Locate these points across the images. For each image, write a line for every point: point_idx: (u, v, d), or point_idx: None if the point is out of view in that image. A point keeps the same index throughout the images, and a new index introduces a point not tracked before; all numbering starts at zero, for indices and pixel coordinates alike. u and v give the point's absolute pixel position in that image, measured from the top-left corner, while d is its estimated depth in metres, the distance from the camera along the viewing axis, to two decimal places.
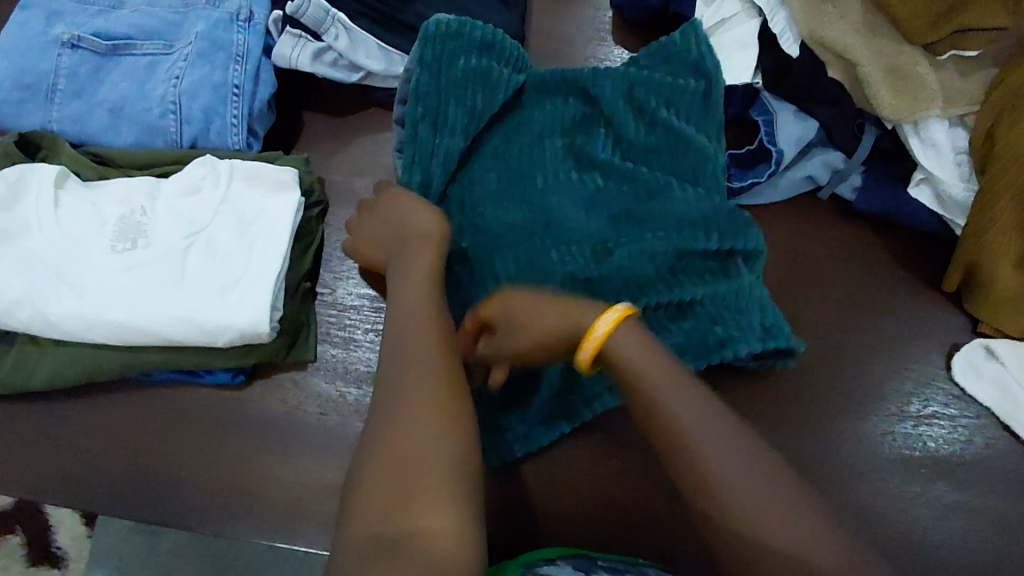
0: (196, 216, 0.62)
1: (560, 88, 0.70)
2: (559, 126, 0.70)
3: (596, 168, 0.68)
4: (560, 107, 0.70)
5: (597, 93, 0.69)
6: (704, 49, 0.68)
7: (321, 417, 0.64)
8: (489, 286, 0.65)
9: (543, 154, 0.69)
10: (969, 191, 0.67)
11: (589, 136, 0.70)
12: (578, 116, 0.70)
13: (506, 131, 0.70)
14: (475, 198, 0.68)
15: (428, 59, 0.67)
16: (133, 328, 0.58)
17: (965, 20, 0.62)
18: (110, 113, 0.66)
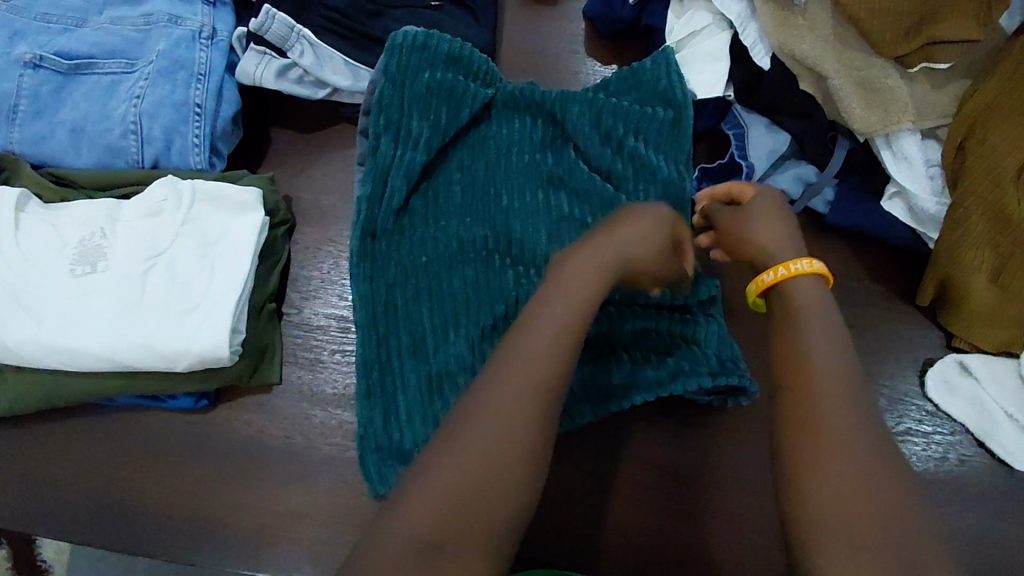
0: (157, 238, 0.62)
1: (529, 109, 0.70)
2: (526, 145, 0.70)
3: (561, 192, 0.68)
4: (527, 126, 0.70)
5: (564, 117, 0.68)
6: (675, 78, 0.67)
7: (286, 441, 0.63)
8: (448, 304, 0.65)
9: (508, 175, 0.69)
10: (941, 205, 0.65)
11: (556, 158, 0.69)
12: (545, 136, 0.70)
13: (471, 146, 0.70)
14: (437, 210, 0.68)
15: (393, 70, 0.66)
16: (92, 353, 0.57)
17: (934, 33, 0.62)
18: (71, 134, 0.65)
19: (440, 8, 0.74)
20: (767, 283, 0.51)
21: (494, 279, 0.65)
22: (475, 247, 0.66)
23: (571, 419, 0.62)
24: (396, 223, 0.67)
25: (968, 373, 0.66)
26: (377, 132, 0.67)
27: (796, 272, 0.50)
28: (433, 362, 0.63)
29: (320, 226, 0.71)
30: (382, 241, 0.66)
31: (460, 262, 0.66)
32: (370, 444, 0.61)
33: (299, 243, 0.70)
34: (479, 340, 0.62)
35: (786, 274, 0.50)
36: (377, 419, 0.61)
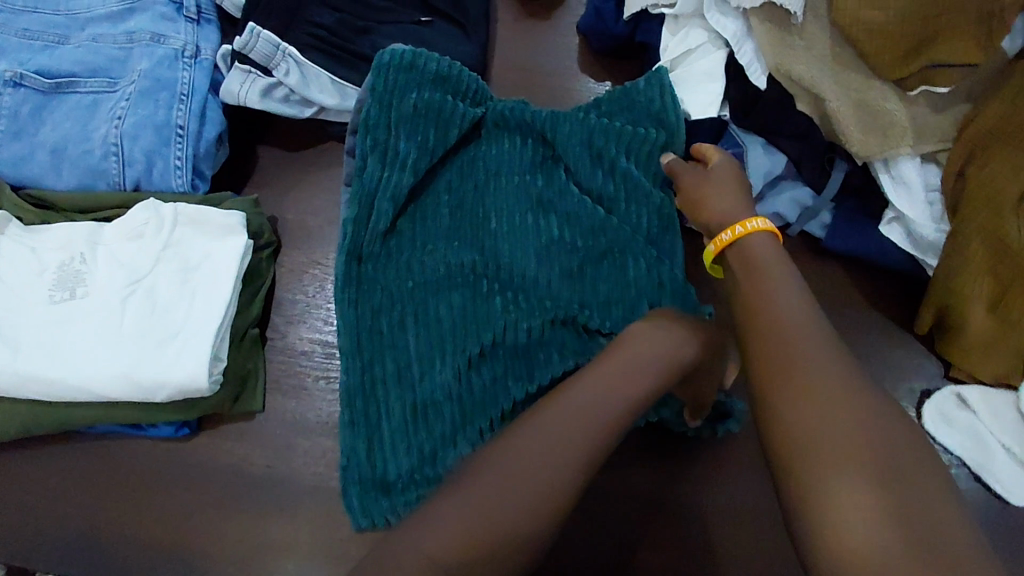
0: (137, 264, 0.61)
1: (519, 129, 0.68)
2: (518, 165, 0.68)
3: (551, 214, 0.66)
4: (518, 147, 0.68)
5: (554, 137, 0.67)
6: (670, 99, 0.65)
7: (269, 470, 0.62)
8: (433, 330, 0.63)
9: (498, 196, 0.67)
10: (940, 232, 0.64)
11: (547, 180, 0.68)
12: (536, 157, 0.68)
13: (460, 166, 0.69)
14: (424, 233, 0.66)
15: (380, 90, 0.65)
16: (69, 384, 0.56)
17: (933, 55, 0.60)
18: (51, 154, 0.64)
19: (429, 24, 0.73)
20: (725, 242, 0.52)
21: (482, 306, 0.63)
22: (461, 272, 0.64)
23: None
24: (382, 247, 0.66)
25: (966, 405, 0.65)
26: (364, 153, 0.66)
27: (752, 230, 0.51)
28: (419, 391, 0.61)
29: (306, 248, 0.69)
30: (369, 264, 0.65)
31: (447, 288, 0.64)
32: (353, 476, 0.60)
33: (285, 265, 0.69)
34: (464, 367, 0.61)
35: (742, 233, 0.51)
36: (361, 450, 0.60)
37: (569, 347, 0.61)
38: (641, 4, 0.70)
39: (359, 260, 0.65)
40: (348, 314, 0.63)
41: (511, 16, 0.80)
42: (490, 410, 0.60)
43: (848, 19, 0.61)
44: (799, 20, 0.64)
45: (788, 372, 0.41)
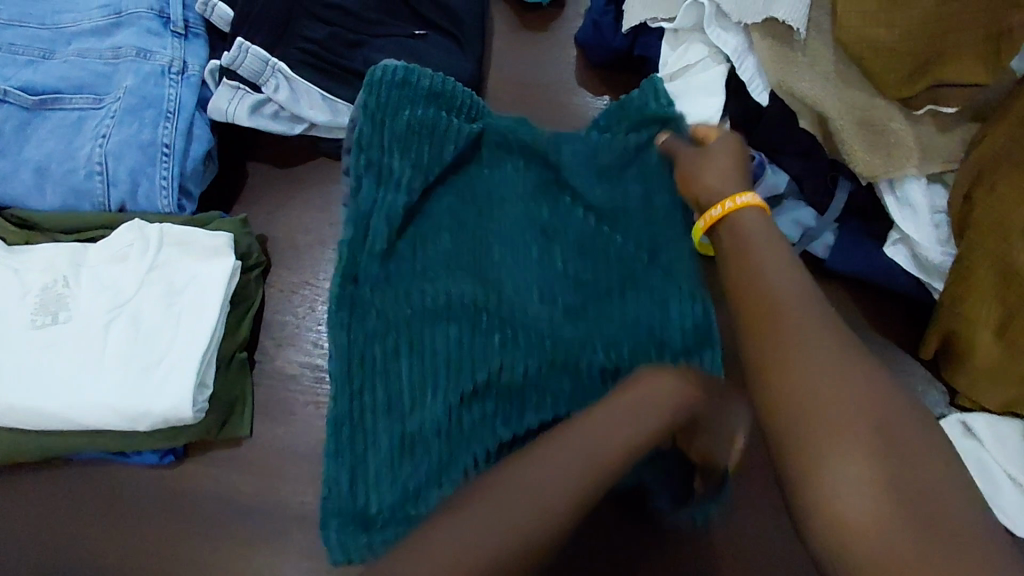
0: (122, 288, 0.59)
1: (521, 150, 0.67)
2: (525, 191, 0.66)
3: (553, 241, 0.64)
4: (524, 172, 0.67)
5: (557, 159, 0.66)
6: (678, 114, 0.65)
7: (257, 498, 0.61)
8: (426, 363, 0.60)
9: (500, 222, 0.65)
10: (947, 255, 0.62)
11: (550, 203, 0.66)
12: (542, 182, 0.66)
13: (464, 189, 0.67)
14: (424, 259, 0.64)
15: (372, 108, 0.63)
16: (51, 413, 0.55)
17: (938, 76, 0.59)
18: (34, 173, 0.62)
19: (424, 37, 0.71)
20: (714, 217, 0.49)
21: (479, 339, 0.60)
22: (460, 299, 0.61)
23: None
24: (382, 270, 0.63)
25: (971, 434, 0.62)
26: (359, 173, 0.64)
27: (743, 205, 0.48)
28: (407, 423, 0.59)
29: (296, 269, 0.68)
30: (365, 286, 0.62)
31: (443, 318, 0.61)
32: (332, 507, 0.58)
33: (274, 286, 0.67)
34: (454, 402, 0.58)
35: (732, 208, 0.48)
36: (343, 480, 0.58)
37: (568, 390, 0.59)
38: (640, 17, 0.68)
39: (353, 285, 0.62)
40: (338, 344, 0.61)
41: (508, 27, 0.78)
42: (477, 450, 0.58)
43: (853, 37, 0.59)
44: (802, 35, 0.63)
45: (772, 342, 0.39)
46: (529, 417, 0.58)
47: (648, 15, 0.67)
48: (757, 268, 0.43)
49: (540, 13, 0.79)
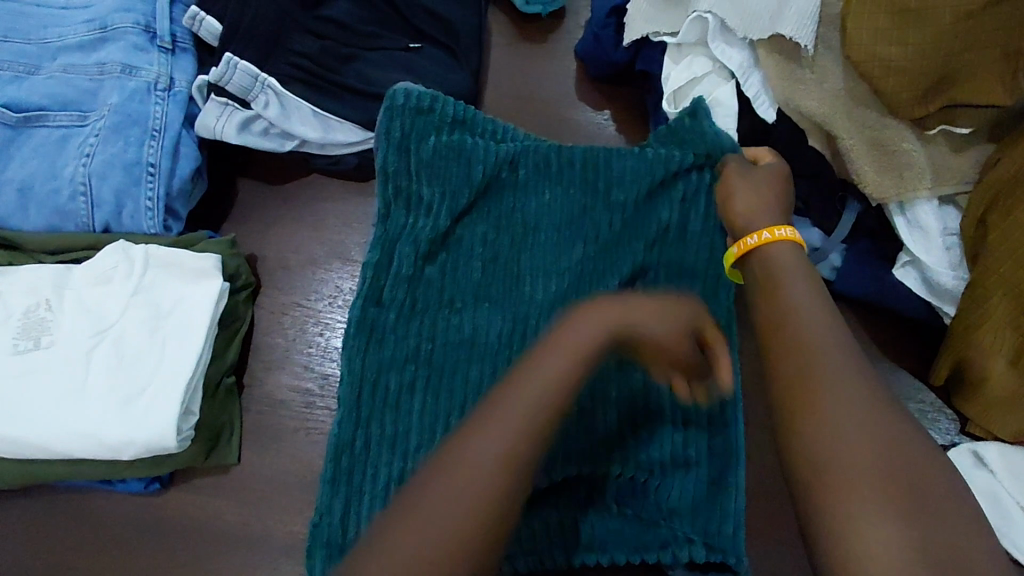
0: (106, 311, 0.58)
1: (557, 172, 0.62)
2: (562, 218, 0.61)
3: (587, 270, 0.59)
4: (561, 197, 0.61)
5: (599, 179, 0.61)
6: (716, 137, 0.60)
7: (244, 528, 0.59)
8: (443, 399, 0.56)
9: (534, 250, 0.60)
10: (958, 279, 0.60)
11: (585, 227, 0.60)
12: (580, 207, 0.61)
13: (496, 212, 0.61)
14: (453, 287, 0.59)
15: (395, 131, 0.61)
16: (32, 442, 0.54)
17: (954, 96, 0.57)
18: (18, 193, 0.61)
19: (419, 51, 0.69)
20: (751, 246, 0.47)
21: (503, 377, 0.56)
22: (483, 336, 0.58)
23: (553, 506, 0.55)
24: (407, 294, 0.59)
25: (982, 463, 0.59)
26: (386, 200, 0.61)
27: (781, 239, 0.46)
28: (411, 461, 0.55)
29: (287, 289, 0.66)
30: (388, 312, 0.58)
31: (468, 351, 0.57)
32: (321, 537, 0.54)
33: (265, 307, 0.65)
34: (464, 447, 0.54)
35: (771, 240, 0.46)
36: (336, 509, 0.54)
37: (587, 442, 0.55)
38: (642, 31, 0.66)
39: (375, 318, 0.58)
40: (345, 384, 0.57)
41: (505, 38, 0.76)
42: None
43: (862, 55, 0.57)
44: (809, 52, 0.60)
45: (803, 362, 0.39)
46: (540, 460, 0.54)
47: (649, 29, 0.65)
48: (797, 305, 0.41)
49: (539, 24, 0.77)
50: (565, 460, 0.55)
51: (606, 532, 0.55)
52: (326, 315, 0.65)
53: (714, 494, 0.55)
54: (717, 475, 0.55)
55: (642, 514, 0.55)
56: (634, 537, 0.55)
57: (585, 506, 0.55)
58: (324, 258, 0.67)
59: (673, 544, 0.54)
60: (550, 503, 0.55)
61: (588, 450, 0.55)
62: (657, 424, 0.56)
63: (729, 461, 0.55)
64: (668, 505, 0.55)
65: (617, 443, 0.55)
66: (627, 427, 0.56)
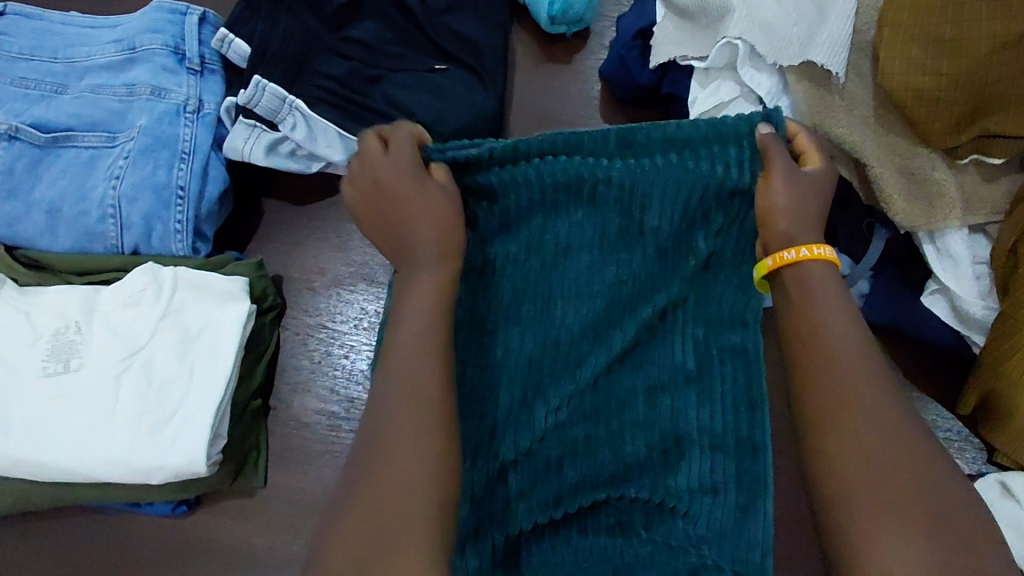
0: (135, 334, 0.58)
1: (590, 195, 0.52)
2: (596, 241, 0.53)
3: (617, 295, 0.53)
4: (597, 218, 0.52)
5: (639, 202, 0.51)
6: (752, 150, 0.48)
7: (268, 551, 0.59)
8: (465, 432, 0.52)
9: (566, 271, 0.54)
10: (988, 309, 0.60)
11: (621, 253, 0.53)
12: (616, 231, 0.53)
13: (530, 238, 0.53)
14: (489, 309, 0.54)
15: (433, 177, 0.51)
16: (63, 465, 0.54)
17: (988, 126, 0.57)
18: (47, 215, 0.61)
19: (444, 72, 0.68)
20: (787, 261, 0.45)
21: (521, 415, 0.53)
22: (502, 366, 0.53)
23: (581, 531, 0.53)
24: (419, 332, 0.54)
25: (1009, 494, 0.59)
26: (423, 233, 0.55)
27: (818, 257, 0.44)
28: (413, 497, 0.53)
29: (310, 310, 0.66)
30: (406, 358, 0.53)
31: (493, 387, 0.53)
32: None
33: (290, 328, 0.66)
34: (492, 479, 0.52)
35: (808, 257, 0.44)
36: None
37: (612, 466, 0.53)
38: (669, 54, 0.65)
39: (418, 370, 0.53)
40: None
41: (529, 59, 0.76)
42: (507, 526, 0.52)
43: (898, 83, 0.56)
44: (840, 79, 0.60)
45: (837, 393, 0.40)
46: (567, 483, 0.53)
47: (677, 53, 0.65)
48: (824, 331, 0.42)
49: (564, 44, 0.76)
50: (593, 484, 0.53)
51: (639, 561, 0.51)
52: (349, 337, 0.65)
53: (744, 521, 0.51)
54: (747, 498, 0.52)
55: (671, 541, 0.51)
56: (665, 565, 0.51)
57: (612, 533, 0.53)
58: (348, 278, 0.67)
59: (703, 571, 0.50)
60: (578, 526, 0.53)
61: (617, 475, 0.53)
62: (684, 449, 0.53)
63: (759, 488, 0.52)
64: (696, 531, 0.51)
65: (645, 467, 0.53)
66: (655, 451, 0.53)
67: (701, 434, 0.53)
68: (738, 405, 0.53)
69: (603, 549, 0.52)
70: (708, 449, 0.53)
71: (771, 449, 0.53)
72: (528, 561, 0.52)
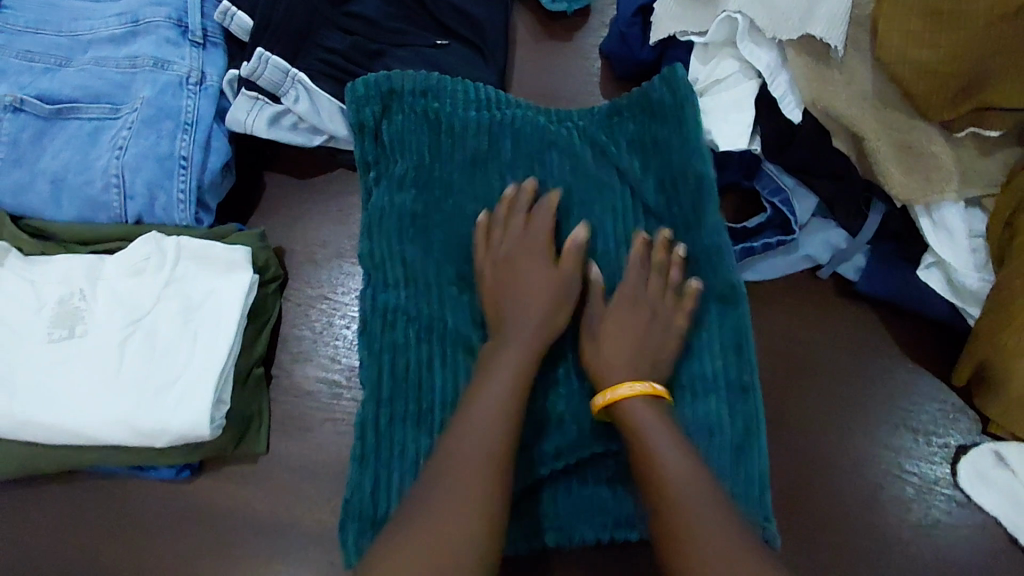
0: (137, 302, 0.58)
1: (552, 139, 0.63)
2: (572, 181, 0.62)
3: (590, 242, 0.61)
4: (572, 156, 0.63)
5: (599, 144, 0.63)
6: (680, 95, 0.61)
7: (271, 515, 0.60)
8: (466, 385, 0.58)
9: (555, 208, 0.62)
10: (983, 280, 0.60)
11: (592, 190, 0.62)
12: (585, 168, 0.62)
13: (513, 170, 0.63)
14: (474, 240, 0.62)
15: (361, 98, 0.63)
16: (67, 427, 0.55)
17: (987, 99, 0.57)
18: (51, 184, 0.62)
19: (445, 47, 0.69)
20: (599, 404, 0.53)
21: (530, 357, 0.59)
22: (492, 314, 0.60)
23: (581, 481, 0.58)
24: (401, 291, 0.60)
25: (1004, 464, 0.61)
26: (370, 186, 0.64)
27: (630, 395, 0.52)
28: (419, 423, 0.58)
29: (313, 283, 0.66)
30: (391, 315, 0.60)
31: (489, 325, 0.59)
32: (351, 517, 0.56)
33: (292, 300, 0.66)
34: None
35: (613, 399, 0.52)
36: (366, 491, 0.56)
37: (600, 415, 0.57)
38: (670, 30, 0.66)
39: (436, 326, 0.59)
40: (365, 368, 0.59)
41: (530, 36, 0.76)
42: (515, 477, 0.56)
43: (895, 56, 0.57)
44: (840, 54, 0.60)
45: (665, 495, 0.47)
46: (569, 439, 0.56)
47: (677, 28, 0.66)
48: (651, 447, 0.49)
49: (564, 21, 0.77)
50: (590, 438, 0.56)
51: (631, 508, 0.57)
52: (351, 308, 0.66)
53: (739, 459, 0.55)
54: (742, 438, 0.56)
55: None
56: None
57: (612, 484, 0.57)
58: (351, 251, 0.68)
59: None
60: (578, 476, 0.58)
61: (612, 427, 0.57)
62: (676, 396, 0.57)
63: (752, 427, 0.56)
64: None
65: None
66: None
67: (693, 380, 0.57)
68: (724, 351, 0.58)
69: (597, 495, 0.57)
70: (699, 393, 0.57)
71: (760, 389, 0.57)
72: (529, 512, 0.57)
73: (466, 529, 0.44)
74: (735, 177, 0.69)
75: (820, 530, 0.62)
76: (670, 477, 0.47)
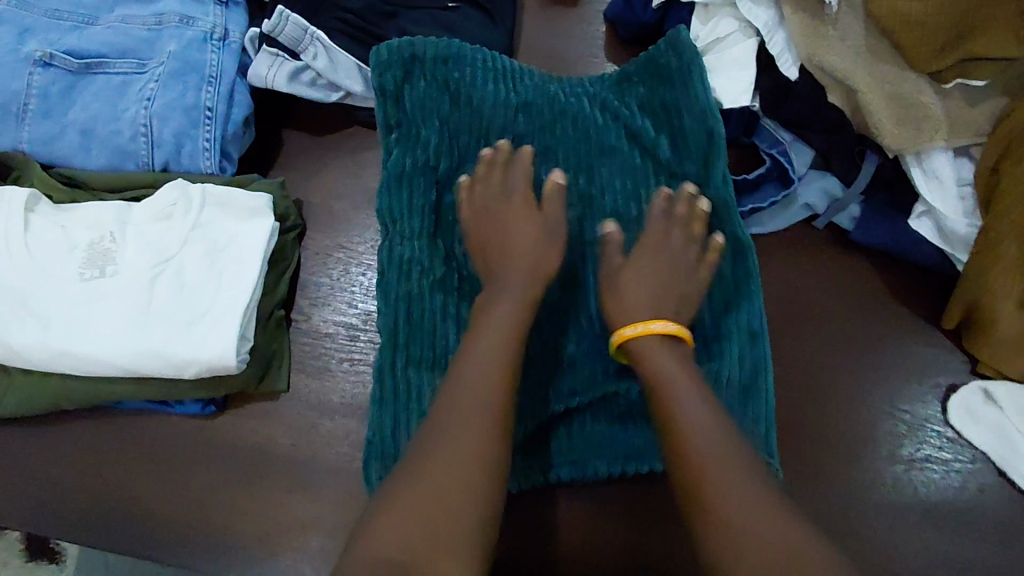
0: (164, 245, 0.61)
1: (562, 102, 0.66)
2: (584, 143, 0.66)
3: (599, 200, 0.65)
4: (583, 117, 0.66)
5: (608, 105, 0.66)
6: (684, 58, 0.64)
7: (291, 449, 0.63)
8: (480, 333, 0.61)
9: (567, 167, 0.65)
10: (971, 226, 0.63)
11: (602, 151, 0.66)
12: (596, 128, 0.66)
13: (527, 129, 0.66)
14: None
15: (384, 66, 0.64)
16: (99, 359, 0.58)
17: (972, 49, 0.60)
18: (81, 134, 0.65)
19: (456, 9, 0.72)
20: (627, 336, 0.56)
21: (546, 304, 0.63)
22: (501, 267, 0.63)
23: (593, 416, 0.62)
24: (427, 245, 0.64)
25: (991, 400, 0.64)
26: (390, 148, 0.65)
27: (650, 331, 0.55)
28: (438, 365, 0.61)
29: (330, 233, 0.69)
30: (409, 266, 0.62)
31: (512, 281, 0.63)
32: (375, 451, 0.59)
33: (309, 249, 0.69)
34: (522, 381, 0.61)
35: (640, 333, 0.55)
36: (387, 426, 0.59)
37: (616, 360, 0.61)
38: None
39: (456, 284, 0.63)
40: (384, 313, 0.62)
41: (537, 2, 0.79)
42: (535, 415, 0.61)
43: (885, 9, 0.60)
44: (833, 9, 0.63)
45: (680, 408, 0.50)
46: (582, 379, 0.62)
47: None
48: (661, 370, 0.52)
49: None
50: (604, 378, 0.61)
51: (640, 441, 0.61)
52: (366, 257, 0.69)
53: (747, 398, 0.60)
54: (749, 381, 0.60)
55: None
56: None
57: (623, 419, 0.62)
58: (366, 203, 0.70)
59: None
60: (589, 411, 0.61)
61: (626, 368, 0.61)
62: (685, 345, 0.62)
63: (760, 368, 0.60)
64: None
65: None
66: None
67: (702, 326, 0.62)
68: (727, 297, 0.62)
69: (610, 430, 0.62)
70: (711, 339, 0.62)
71: (767, 334, 0.61)
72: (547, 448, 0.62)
73: (481, 438, 0.47)
74: (734, 134, 0.71)
75: (816, 464, 0.65)
76: (679, 395, 0.50)
